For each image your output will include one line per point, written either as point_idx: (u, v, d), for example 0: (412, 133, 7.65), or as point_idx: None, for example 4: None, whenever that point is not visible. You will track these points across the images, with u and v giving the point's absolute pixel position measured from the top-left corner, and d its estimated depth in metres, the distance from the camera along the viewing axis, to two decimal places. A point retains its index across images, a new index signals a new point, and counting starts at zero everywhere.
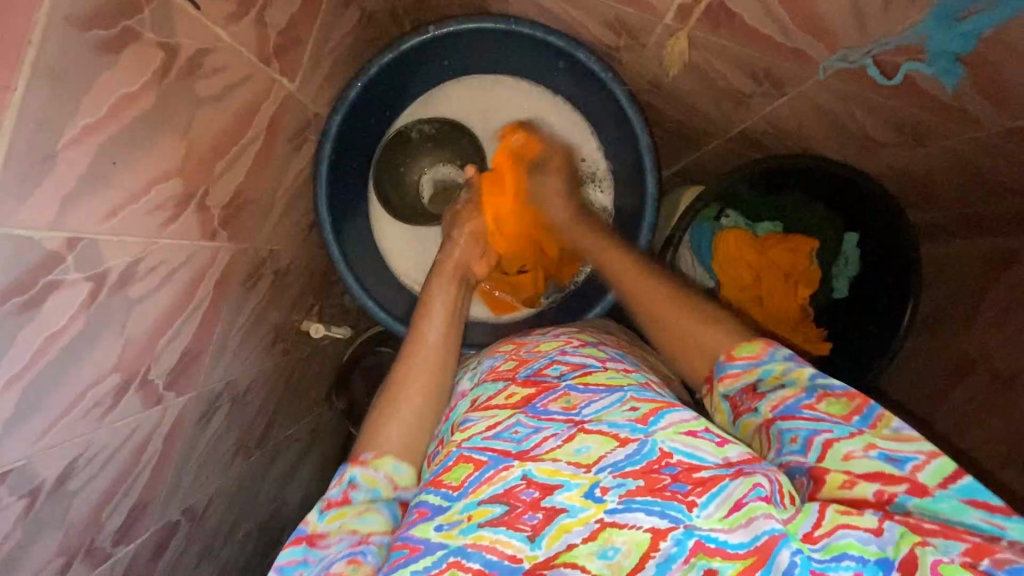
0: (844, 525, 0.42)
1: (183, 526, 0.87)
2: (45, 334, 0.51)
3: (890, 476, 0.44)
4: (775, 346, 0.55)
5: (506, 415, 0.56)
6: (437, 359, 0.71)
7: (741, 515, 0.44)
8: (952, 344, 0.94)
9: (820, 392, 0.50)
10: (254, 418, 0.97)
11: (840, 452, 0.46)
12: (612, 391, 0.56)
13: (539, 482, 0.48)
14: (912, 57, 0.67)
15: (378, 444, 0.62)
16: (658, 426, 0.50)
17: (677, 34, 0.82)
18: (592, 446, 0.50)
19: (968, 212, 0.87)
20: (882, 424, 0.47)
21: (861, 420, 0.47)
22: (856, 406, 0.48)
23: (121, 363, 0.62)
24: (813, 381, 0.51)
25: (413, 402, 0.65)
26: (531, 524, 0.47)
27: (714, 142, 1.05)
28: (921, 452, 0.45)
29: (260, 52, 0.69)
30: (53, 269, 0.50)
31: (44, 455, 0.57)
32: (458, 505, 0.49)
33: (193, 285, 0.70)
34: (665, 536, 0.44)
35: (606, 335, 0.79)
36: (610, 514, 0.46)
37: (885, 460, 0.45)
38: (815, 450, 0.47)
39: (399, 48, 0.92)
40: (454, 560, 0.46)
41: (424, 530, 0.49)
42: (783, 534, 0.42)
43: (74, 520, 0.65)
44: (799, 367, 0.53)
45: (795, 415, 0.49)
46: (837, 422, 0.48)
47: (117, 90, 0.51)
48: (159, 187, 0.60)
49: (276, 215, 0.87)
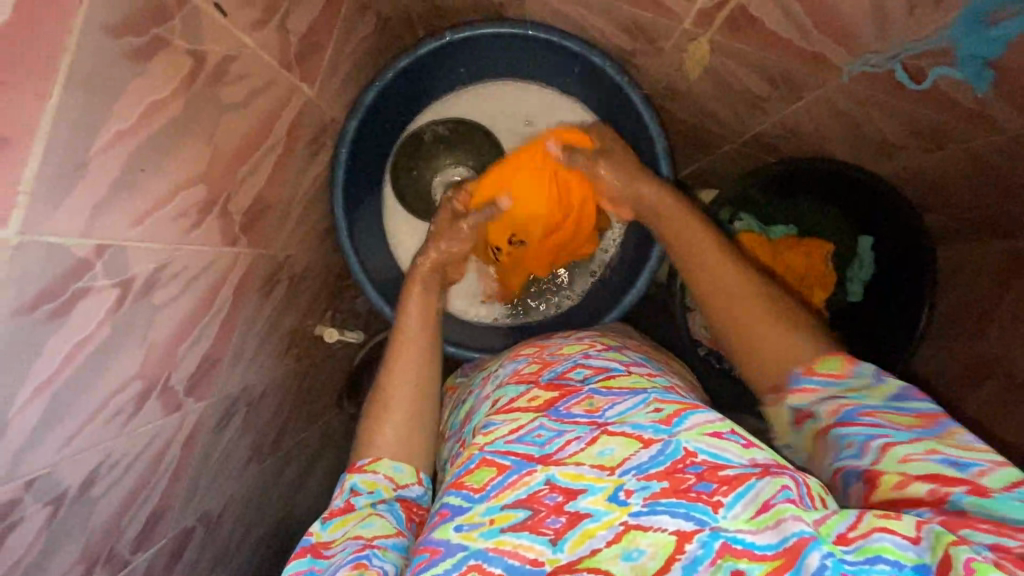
0: (881, 528, 0.41)
1: (198, 532, 0.87)
2: (72, 342, 0.51)
3: (945, 476, 0.44)
4: (858, 362, 0.55)
5: (528, 418, 0.55)
6: (421, 345, 0.74)
7: (769, 516, 0.43)
8: (970, 349, 0.93)
9: (892, 407, 0.50)
10: (268, 423, 0.96)
11: (897, 455, 0.46)
12: (635, 393, 0.56)
13: (563, 486, 0.49)
14: (938, 60, 0.65)
15: (375, 450, 0.65)
16: (682, 427, 0.50)
17: (697, 38, 0.82)
18: (616, 447, 0.50)
19: (982, 216, 0.87)
20: (948, 436, 0.46)
21: (926, 430, 0.48)
22: (927, 420, 0.48)
23: (145, 369, 0.62)
24: (892, 397, 0.51)
25: (405, 395, 0.68)
26: (553, 528, 0.47)
27: (725, 146, 1.05)
28: (987, 460, 0.44)
29: (282, 57, 0.70)
30: (81, 277, 0.50)
31: (69, 462, 0.56)
32: (480, 508, 0.49)
33: (213, 291, 0.70)
34: (691, 537, 0.43)
35: (628, 339, 0.80)
36: (634, 517, 0.45)
37: (943, 462, 0.44)
38: (871, 453, 0.48)
39: (416, 53, 0.92)
40: (476, 563, 0.46)
41: (445, 531, 0.49)
42: (814, 537, 0.41)
43: (96, 527, 0.64)
44: (881, 384, 0.52)
45: (854, 421, 0.50)
46: (900, 430, 0.48)
47: (147, 97, 0.51)
48: (185, 193, 0.60)
49: (293, 220, 0.87)
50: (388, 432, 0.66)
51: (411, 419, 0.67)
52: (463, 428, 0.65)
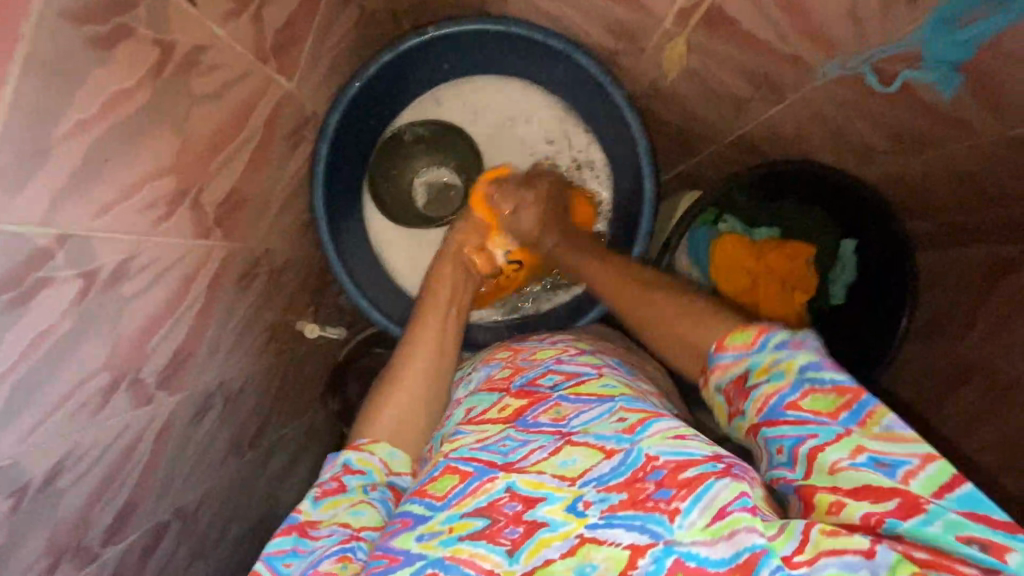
0: (830, 553, 0.40)
1: (174, 526, 0.86)
2: (34, 332, 0.51)
3: (879, 490, 0.41)
4: (768, 331, 0.51)
5: (496, 429, 0.56)
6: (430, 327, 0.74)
7: (724, 525, 0.43)
8: (950, 354, 0.94)
9: (808, 387, 0.47)
10: (248, 417, 0.96)
11: (827, 465, 0.43)
12: (603, 401, 0.56)
13: (523, 495, 0.48)
14: (910, 63, 0.67)
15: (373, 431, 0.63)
16: (644, 435, 0.50)
17: (676, 38, 0.82)
18: (579, 458, 0.50)
19: (963, 220, 0.86)
20: (872, 423, 0.44)
21: (851, 418, 0.44)
22: (846, 401, 0.45)
23: (113, 361, 0.62)
24: (803, 373, 0.47)
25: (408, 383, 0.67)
26: (511, 539, 0.46)
27: (710, 147, 1.05)
28: (914, 457, 0.42)
29: (257, 49, 0.69)
30: (42, 266, 0.49)
31: (31, 453, 0.56)
32: (441, 516, 0.49)
33: (186, 284, 0.70)
34: (643, 552, 0.43)
35: (605, 343, 0.79)
36: (590, 530, 0.45)
37: (874, 468, 0.42)
38: (802, 464, 0.45)
39: (398, 48, 0.92)
40: (432, 572, 0.46)
41: (405, 540, 0.49)
42: (764, 552, 0.41)
43: (63, 519, 0.64)
44: (790, 355, 0.49)
45: (779, 420, 0.47)
46: (824, 423, 0.45)
47: (111, 86, 0.51)
48: (153, 184, 0.59)
49: (272, 214, 0.87)
50: (387, 416, 0.64)
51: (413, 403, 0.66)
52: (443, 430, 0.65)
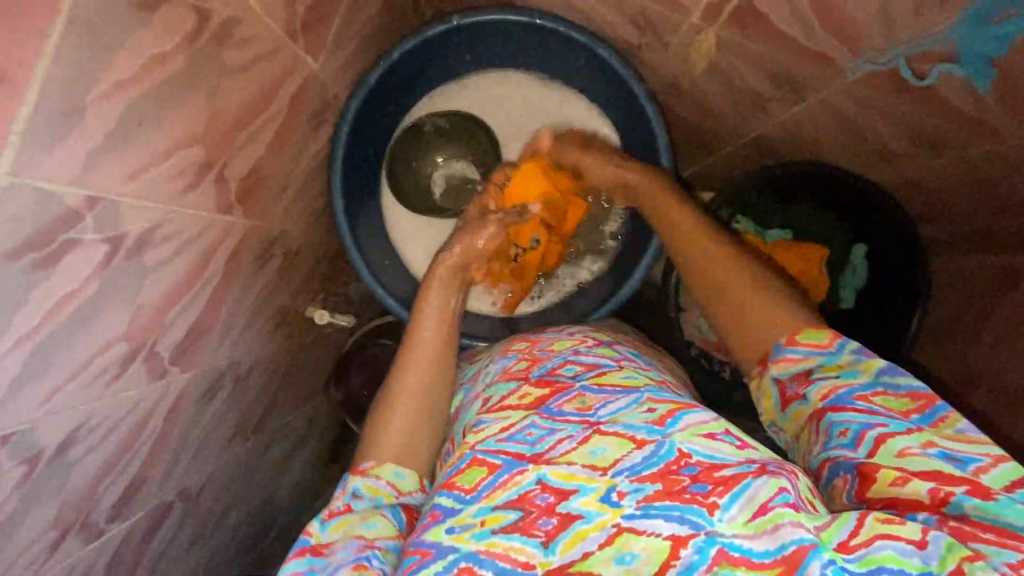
0: (885, 535, 0.42)
1: (177, 508, 0.85)
2: (59, 294, 0.50)
3: (948, 476, 0.44)
4: (842, 336, 0.54)
5: (519, 416, 0.55)
6: (437, 350, 0.71)
7: (766, 520, 0.43)
8: (958, 363, 0.94)
9: (880, 387, 0.50)
10: (254, 400, 0.95)
11: (895, 449, 0.46)
12: (628, 392, 0.56)
13: (554, 486, 0.48)
14: (942, 57, 0.66)
15: (380, 452, 0.61)
16: (676, 428, 0.50)
17: (704, 32, 0.82)
18: (608, 448, 0.50)
19: (977, 225, 0.86)
20: (944, 425, 0.47)
21: (922, 417, 0.48)
22: (918, 405, 0.48)
23: (130, 332, 0.61)
24: (880, 375, 0.51)
25: (422, 372, 0.68)
26: (545, 530, 0.46)
27: (727, 147, 1.05)
28: (985, 456, 0.44)
29: (288, 25, 0.69)
30: (71, 227, 0.48)
31: (46, 420, 0.55)
32: (471, 509, 0.48)
33: (204, 259, 0.69)
34: (686, 543, 0.43)
35: (621, 334, 0.80)
36: (627, 519, 0.45)
37: (943, 459, 0.45)
38: (866, 445, 0.47)
39: (422, 35, 0.92)
40: (466, 565, 0.46)
41: (435, 534, 0.48)
42: (814, 545, 0.41)
43: (72, 491, 0.63)
44: (867, 359, 0.52)
45: (847, 406, 0.50)
46: (895, 418, 0.48)
47: (148, 50, 0.50)
48: (181, 153, 0.59)
49: (290, 194, 0.86)
50: (408, 401, 0.65)
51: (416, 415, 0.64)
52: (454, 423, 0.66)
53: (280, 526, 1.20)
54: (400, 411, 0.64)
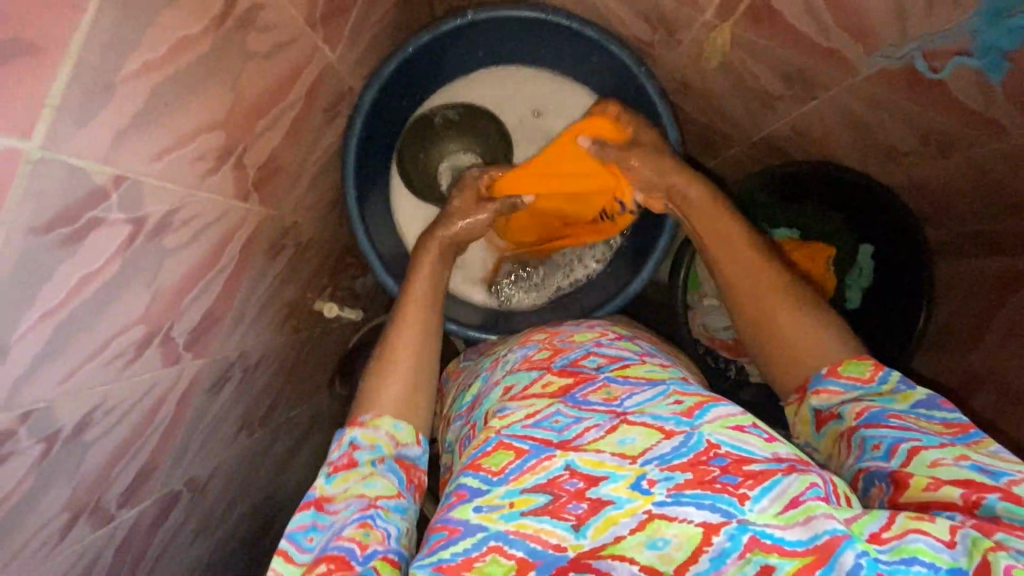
0: (916, 529, 0.42)
1: (184, 497, 0.85)
2: (83, 272, 0.50)
3: (979, 483, 0.45)
4: (885, 368, 0.57)
5: (544, 403, 0.55)
6: (428, 312, 0.73)
7: (798, 512, 0.43)
8: (961, 363, 0.96)
9: (917, 414, 0.53)
10: (262, 392, 0.95)
11: (927, 460, 0.47)
12: (653, 384, 0.57)
13: (583, 473, 0.48)
14: (960, 49, 0.67)
15: (378, 405, 0.62)
16: (704, 420, 0.51)
17: (716, 28, 0.83)
18: (636, 438, 0.50)
19: (979, 229, 0.88)
20: (979, 445, 0.48)
21: (955, 437, 0.50)
22: (953, 428, 0.50)
23: (148, 315, 0.61)
24: (917, 404, 0.53)
25: (415, 332, 0.70)
26: (575, 514, 0.46)
27: (735, 148, 1.07)
28: (1020, 471, 0.45)
29: (308, 15, 0.70)
30: (96, 206, 0.49)
31: (65, 399, 0.55)
32: (500, 490, 0.49)
33: (220, 246, 0.69)
34: (718, 530, 0.43)
35: (636, 330, 0.81)
36: (659, 506, 0.45)
37: (976, 470, 0.46)
38: (899, 456, 0.49)
39: (437, 29, 0.93)
40: (496, 544, 0.46)
41: (463, 512, 0.48)
42: (848, 535, 0.41)
43: (85, 474, 0.63)
44: (907, 390, 0.55)
45: (881, 423, 0.52)
46: (928, 435, 0.50)
47: (177, 31, 0.51)
48: (204, 137, 0.59)
49: (304, 185, 0.87)
50: (406, 359, 0.66)
51: (414, 373, 0.66)
52: (471, 412, 0.65)
53: (282, 521, 1.20)
54: (399, 366, 0.65)
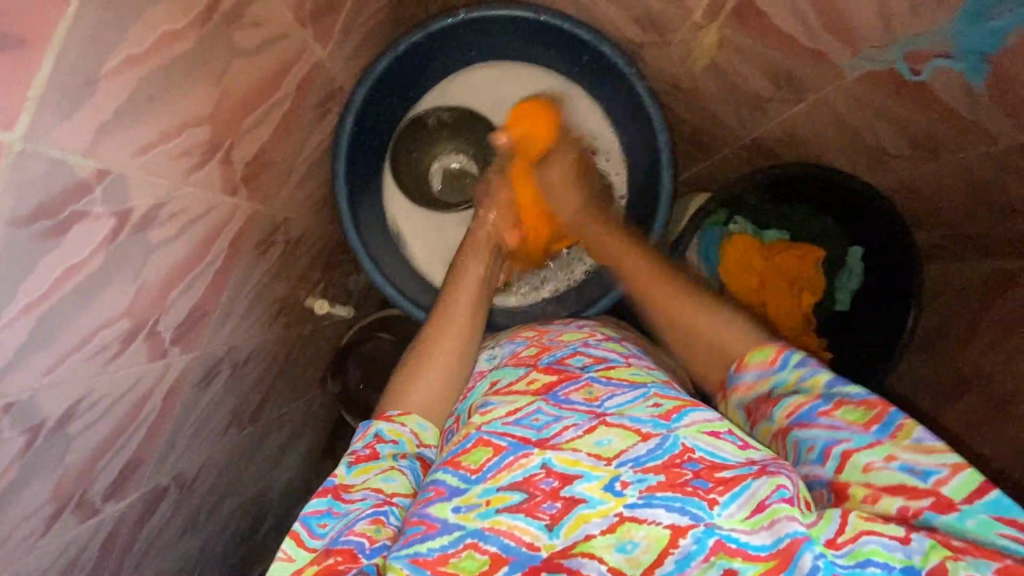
0: (868, 531, 0.43)
1: (171, 492, 0.85)
2: (65, 265, 0.51)
3: (913, 489, 0.44)
4: (787, 351, 0.56)
5: (526, 401, 0.56)
6: (473, 317, 0.73)
7: (764, 517, 0.44)
8: (946, 363, 0.96)
9: (837, 400, 0.50)
10: (251, 388, 0.95)
11: (860, 464, 0.46)
12: (636, 386, 0.57)
13: (559, 471, 0.49)
14: (941, 52, 0.68)
15: (405, 402, 0.63)
16: (681, 423, 0.51)
17: (704, 29, 0.83)
18: (614, 439, 0.51)
19: (971, 234, 0.89)
20: (902, 434, 0.46)
21: (880, 428, 0.47)
22: (876, 413, 0.48)
23: (132, 310, 0.61)
24: (829, 389, 0.51)
25: (457, 334, 0.70)
26: (549, 513, 0.47)
27: (726, 149, 1.07)
28: (945, 465, 0.44)
29: (297, 11, 0.70)
30: (80, 199, 0.49)
31: (49, 391, 0.55)
32: (477, 489, 0.49)
33: (208, 242, 0.69)
34: (686, 532, 0.44)
35: (626, 332, 0.81)
36: (629, 509, 0.45)
37: (907, 472, 0.45)
38: (833, 461, 0.48)
39: (429, 27, 0.93)
40: (471, 541, 0.46)
41: (441, 510, 0.48)
42: (807, 538, 0.43)
43: (69, 466, 0.63)
44: (814, 374, 0.53)
45: (811, 423, 0.50)
46: (856, 432, 0.48)
47: (162, 25, 0.51)
48: (189, 132, 0.59)
49: (293, 182, 0.87)
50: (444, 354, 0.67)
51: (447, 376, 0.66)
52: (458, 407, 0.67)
53: (271, 520, 1.20)
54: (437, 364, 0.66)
